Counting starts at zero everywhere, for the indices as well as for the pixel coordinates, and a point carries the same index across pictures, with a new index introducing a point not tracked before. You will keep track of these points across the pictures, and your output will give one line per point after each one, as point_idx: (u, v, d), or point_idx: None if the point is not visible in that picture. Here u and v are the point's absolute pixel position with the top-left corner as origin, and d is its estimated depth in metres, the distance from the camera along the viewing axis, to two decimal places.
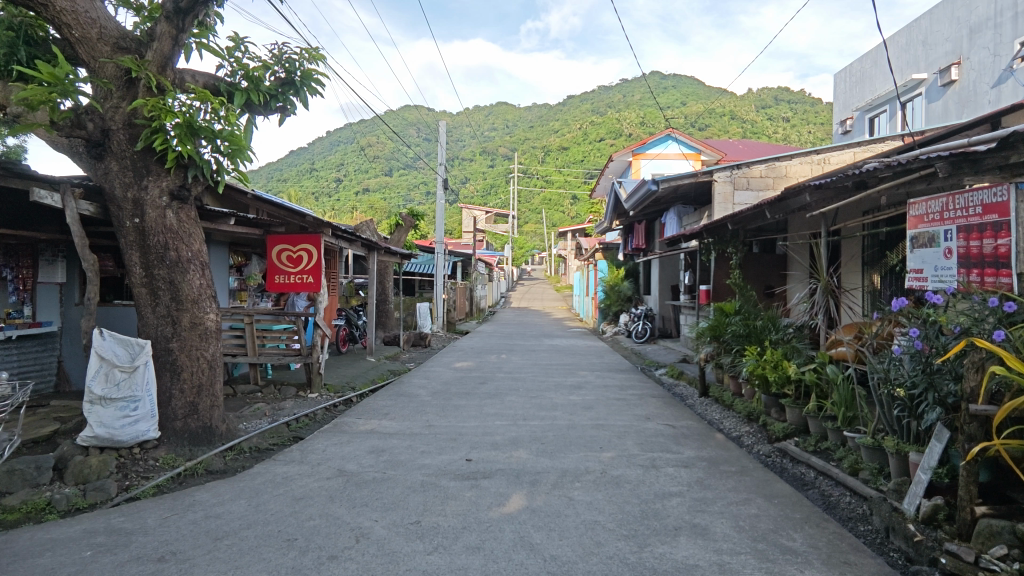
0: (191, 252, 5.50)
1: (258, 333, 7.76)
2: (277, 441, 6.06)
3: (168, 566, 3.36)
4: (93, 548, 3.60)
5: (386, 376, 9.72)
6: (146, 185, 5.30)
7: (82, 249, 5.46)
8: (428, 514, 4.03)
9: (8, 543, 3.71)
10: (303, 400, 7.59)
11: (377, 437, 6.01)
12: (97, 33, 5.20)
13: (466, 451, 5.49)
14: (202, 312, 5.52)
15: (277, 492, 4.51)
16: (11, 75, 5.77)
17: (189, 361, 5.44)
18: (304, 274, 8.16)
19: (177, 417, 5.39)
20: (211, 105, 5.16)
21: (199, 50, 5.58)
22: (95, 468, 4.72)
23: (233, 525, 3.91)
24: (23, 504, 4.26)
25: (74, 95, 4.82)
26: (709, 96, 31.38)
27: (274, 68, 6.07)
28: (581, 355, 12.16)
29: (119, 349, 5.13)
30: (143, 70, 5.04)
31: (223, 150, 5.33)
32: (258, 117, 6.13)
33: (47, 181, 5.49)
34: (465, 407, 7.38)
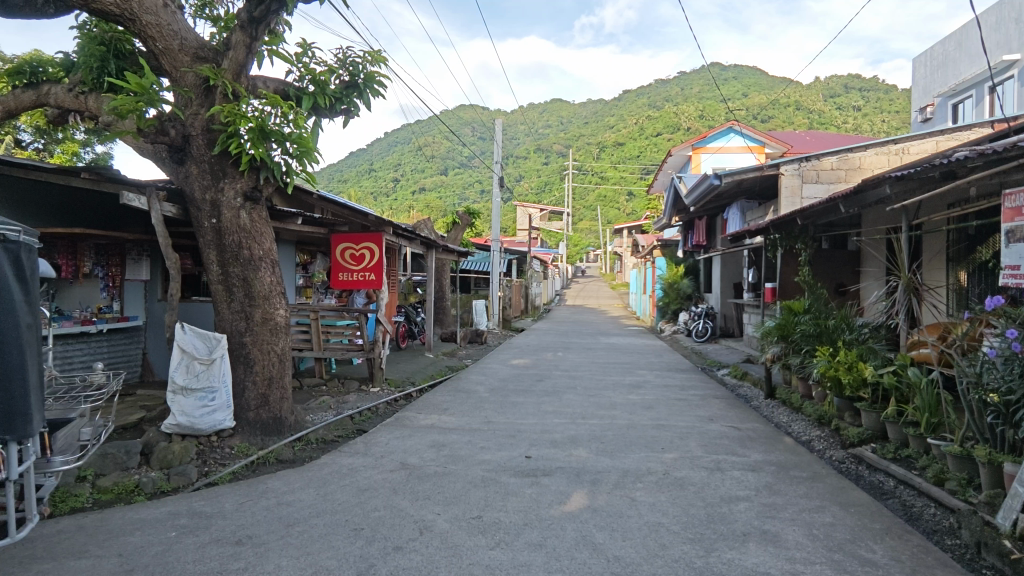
0: (263, 250, 5.75)
1: (323, 329, 8.04)
2: (342, 434, 6.25)
3: (245, 549, 3.53)
4: (177, 529, 3.83)
5: (444, 373, 9.87)
6: (222, 187, 5.58)
7: (165, 248, 5.80)
8: (489, 509, 4.06)
9: (104, 521, 3.99)
10: (366, 394, 7.80)
11: (437, 432, 6.11)
12: (179, 44, 5.51)
13: (526, 448, 5.50)
14: (273, 308, 5.77)
15: (344, 483, 4.65)
16: (102, 87, 6.20)
17: (262, 354, 5.69)
18: (366, 271, 8.37)
19: (250, 408, 5.65)
20: (281, 109, 5.37)
21: (270, 57, 5.81)
22: (177, 454, 5.02)
23: (303, 513, 4.06)
24: (114, 485, 4.57)
25: (158, 103, 5.13)
26: (772, 86, 30.17)
27: (339, 72, 6.27)
28: (639, 354, 11.96)
29: (199, 343, 5.44)
30: (220, 78, 5.31)
31: (292, 152, 5.54)
32: (324, 119, 6.33)
33: (135, 186, 5.85)
34: (523, 404, 7.40)
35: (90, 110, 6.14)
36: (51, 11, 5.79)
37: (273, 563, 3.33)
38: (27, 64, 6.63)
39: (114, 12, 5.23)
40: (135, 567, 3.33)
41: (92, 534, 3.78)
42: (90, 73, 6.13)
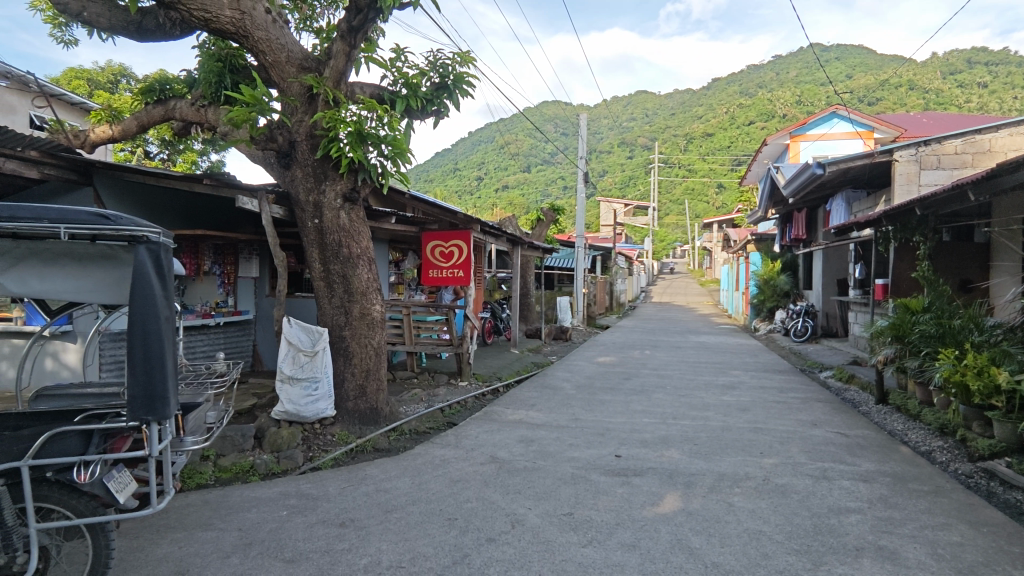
0: (360, 248, 6.05)
1: (415, 324, 8.35)
2: (433, 426, 6.46)
3: (348, 532, 3.72)
4: (288, 509, 4.11)
5: (530, 368, 9.94)
6: (324, 188, 5.90)
7: (274, 247, 6.23)
8: (580, 506, 4.04)
9: (224, 498, 4.35)
10: (455, 388, 8.01)
11: (526, 427, 6.16)
12: (286, 57, 5.91)
13: (615, 447, 5.42)
14: (370, 304, 6.05)
15: (437, 473, 4.79)
16: (220, 99, 6.77)
17: (360, 347, 5.99)
18: (454, 268, 8.60)
19: (349, 398, 5.97)
20: (377, 113, 5.60)
21: (367, 63, 6.08)
22: (286, 438, 5.38)
23: (400, 500, 4.23)
24: (232, 465, 4.97)
25: (268, 112, 5.51)
26: (881, 65, 27.81)
27: (430, 75, 6.47)
28: (732, 354, 11.42)
29: (303, 335, 5.77)
30: (321, 86, 5.63)
31: (387, 154, 5.77)
32: (416, 121, 6.55)
33: (248, 190, 6.31)
34: (611, 402, 7.29)
35: (209, 122, 6.72)
36: (176, 32, 6.40)
37: (374, 547, 3.49)
38: (156, 83, 7.36)
39: (229, 30, 5.64)
40: (252, 541, 3.61)
41: (215, 509, 4.13)
42: (210, 87, 6.71)
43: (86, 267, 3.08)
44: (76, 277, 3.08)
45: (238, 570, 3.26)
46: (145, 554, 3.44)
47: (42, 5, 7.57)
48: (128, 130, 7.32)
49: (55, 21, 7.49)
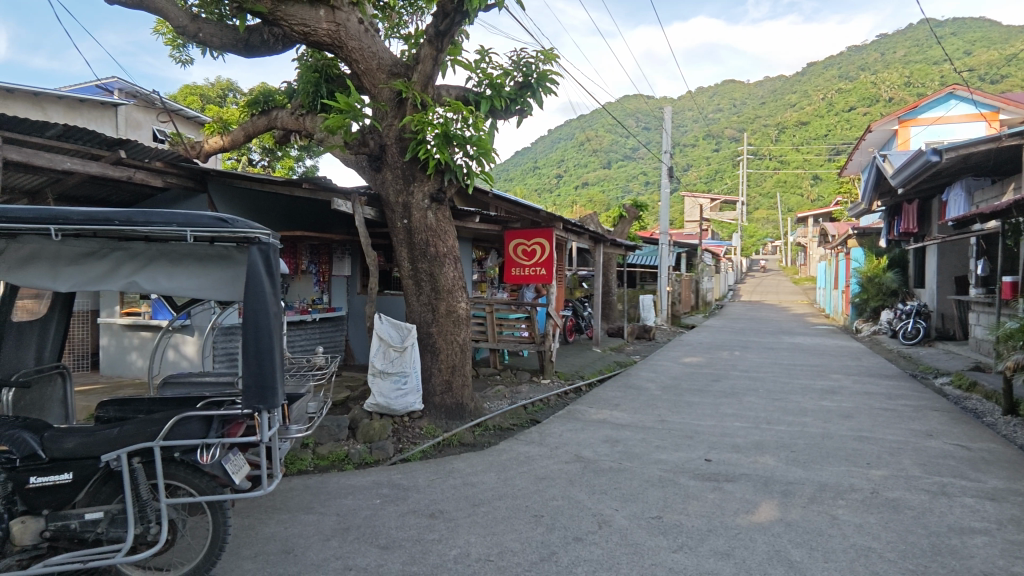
0: (446, 247, 6.22)
1: (497, 322, 8.44)
2: (517, 422, 6.52)
3: (438, 522, 3.83)
4: (381, 498, 4.29)
5: (613, 368, 9.81)
6: (413, 190, 6.10)
7: (366, 247, 6.51)
8: (669, 510, 3.93)
9: (323, 484, 4.61)
10: (537, 385, 8.04)
11: (610, 427, 6.08)
12: (376, 64, 6.15)
13: (705, 450, 5.23)
14: (456, 301, 6.19)
15: (522, 470, 4.84)
16: (316, 108, 7.17)
17: (446, 344, 6.15)
18: (537, 266, 8.55)
19: (436, 393, 6.14)
20: (463, 115, 5.73)
21: (453, 66, 6.22)
22: (377, 430, 5.60)
23: (487, 494, 4.30)
24: (330, 453, 5.25)
25: (360, 118, 5.78)
26: (1006, 39, 25.07)
27: (514, 75, 6.51)
28: (832, 356, 10.69)
29: (394, 331, 5.98)
30: (410, 90, 5.81)
31: (472, 154, 5.88)
32: (500, 121, 6.62)
33: (343, 193, 6.61)
34: (699, 404, 7.05)
35: (306, 129, 7.16)
36: (279, 47, 6.85)
37: (463, 539, 3.58)
38: (260, 95, 7.91)
39: (326, 42, 6.00)
40: (350, 526, 3.80)
41: (315, 494, 4.38)
42: (308, 97, 7.10)
43: (207, 266, 3.36)
44: (198, 276, 3.36)
45: (337, 553, 3.44)
46: (255, 532, 3.70)
47: (163, 28, 8.34)
48: (237, 141, 7.99)
49: (174, 42, 8.24)
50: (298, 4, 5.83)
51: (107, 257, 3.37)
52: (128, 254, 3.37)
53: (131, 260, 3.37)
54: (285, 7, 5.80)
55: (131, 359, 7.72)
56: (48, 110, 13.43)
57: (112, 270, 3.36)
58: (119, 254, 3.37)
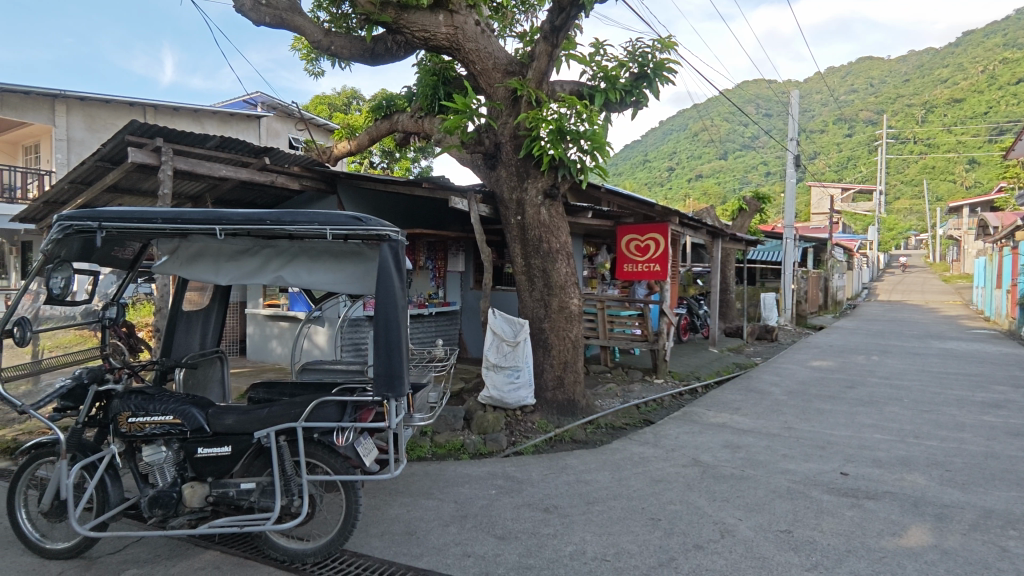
0: (559, 243, 6.23)
1: (608, 319, 8.34)
2: (630, 421, 6.38)
3: (552, 517, 3.86)
4: (496, 489, 4.39)
5: (732, 369, 9.29)
6: (526, 186, 6.15)
7: (481, 244, 6.67)
8: (800, 525, 3.65)
9: (441, 472, 4.80)
10: (650, 385, 7.82)
11: (731, 432, 5.77)
12: (492, 64, 6.27)
13: (840, 463, 4.79)
14: (568, 297, 6.19)
15: (637, 470, 4.73)
16: (434, 109, 7.46)
17: (558, 340, 6.16)
18: (651, 262, 8.30)
19: (548, 388, 6.17)
20: (577, 110, 5.68)
21: (567, 61, 6.20)
22: (491, 422, 5.70)
23: (601, 493, 4.25)
24: (447, 441, 5.43)
25: (476, 117, 5.94)
26: None
27: (629, 65, 6.36)
28: (995, 366, 9.36)
29: (507, 326, 6.05)
30: (525, 87, 5.86)
31: (586, 149, 5.82)
32: (614, 114, 6.51)
33: (459, 191, 6.82)
34: (831, 412, 6.49)
35: (426, 131, 7.50)
36: (401, 54, 7.21)
37: (578, 536, 3.56)
38: (383, 100, 8.35)
39: (444, 46, 6.22)
40: (468, 514, 3.93)
41: (434, 480, 4.57)
42: (427, 100, 7.40)
43: (341, 262, 3.61)
44: (333, 271, 3.62)
45: (457, 538, 3.57)
46: (381, 512, 3.95)
47: (299, 44, 9.11)
48: (363, 145, 8.54)
49: (308, 56, 8.97)
50: (420, 12, 6.08)
51: (258, 254, 3.74)
52: (275, 251, 3.72)
53: (277, 256, 3.71)
54: (407, 14, 6.08)
55: (273, 346, 8.53)
56: (205, 123, 15.16)
57: (262, 266, 3.72)
58: (268, 251, 3.72)
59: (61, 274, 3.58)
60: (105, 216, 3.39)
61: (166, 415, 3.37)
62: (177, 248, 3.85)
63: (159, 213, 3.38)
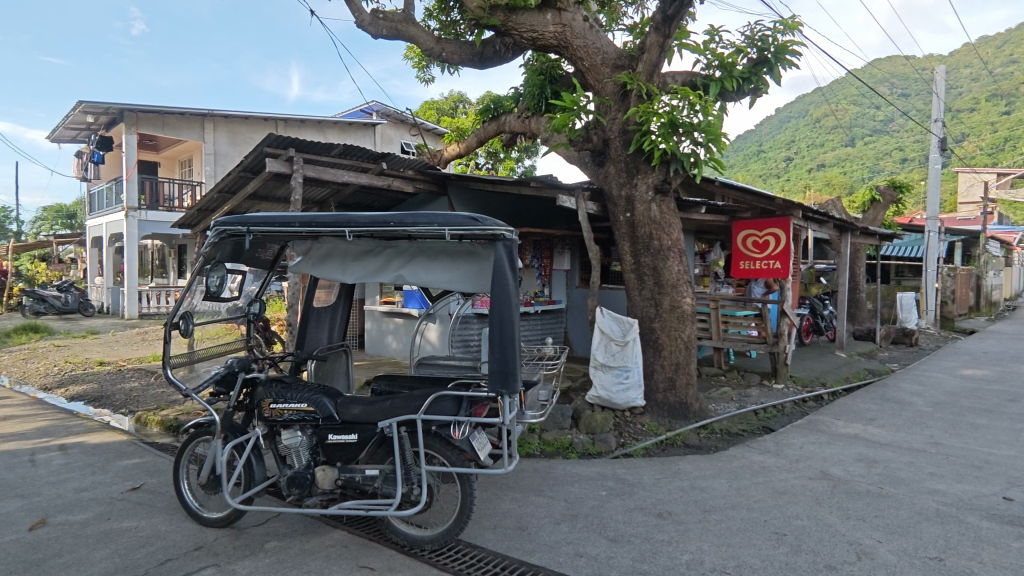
0: (671, 240, 6.03)
1: (722, 319, 7.97)
2: (747, 428, 6.02)
3: (666, 523, 3.74)
4: (607, 490, 4.33)
5: (864, 376, 8.49)
6: (636, 182, 6.01)
7: (589, 242, 6.60)
8: (954, 553, 3.25)
9: (550, 469, 4.82)
10: (769, 390, 7.34)
11: (864, 444, 5.28)
12: (601, 59, 6.18)
13: (1002, 487, 4.21)
14: (680, 296, 5.97)
15: (758, 480, 4.45)
16: (541, 109, 7.48)
17: (669, 340, 5.96)
18: (770, 259, 7.75)
19: (658, 390, 5.98)
20: (690, 101, 5.45)
21: (680, 51, 5.98)
22: (599, 422, 5.64)
23: (718, 502, 4.06)
24: (555, 439, 5.42)
25: (584, 114, 5.89)
26: None
27: (747, 51, 6.01)
28: None
29: (615, 325, 5.93)
30: (634, 81, 5.74)
31: (701, 142, 5.57)
32: (731, 103, 6.19)
33: (567, 189, 6.78)
34: (989, 428, 5.72)
35: (533, 131, 7.54)
36: (509, 55, 7.31)
37: (695, 545, 3.43)
38: (490, 103, 8.51)
39: (552, 44, 6.23)
40: (578, 514, 3.91)
41: (544, 478, 4.60)
42: (533, 100, 7.44)
43: (456, 261, 3.74)
44: (449, 270, 3.75)
45: (569, 537, 3.57)
46: (493, 506, 4.03)
47: (411, 53, 9.55)
48: (472, 147, 8.77)
49: (420, 64, 9.39)
50: (529, 12, 6.19)
51: (380, 254, 3.96)
52: (396, 251, 3.92)
53: (397, 256, 3.91)
54: (516, 16, 6.21)
55: (389, 341, 9.03)
56: (327, 133, 16.35)
57: (384, 265, 3.93)
58: (389, 251, 3.93)
59: (217, 274, 4.07)
60: (252, 222, 3.76)
61: (301, 403, 3.68)
62: (310, 249, 4.19)
63: (296, 217, 3.68)
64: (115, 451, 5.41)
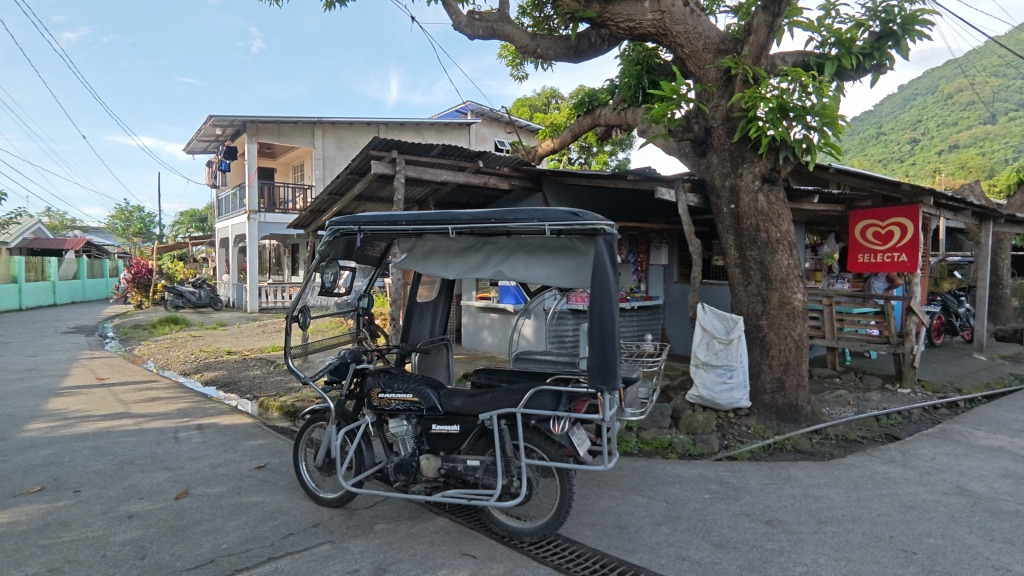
0: (780, 233, 5.68)
1: (837, 316, 7.41)
2: (868, 435, 5.54)
3: (777, 532, 3.53)
4: (710, 493, 4.16)
5: (1010, 382, 7.53)
6: (741, 172, 5.71)
7: (689, 235, 6.37)
8: None
9: (649, 469, 4.71)
10: (893, 394, 6.69)
11: (1011, 459, 4.69)
12: (703, 44, 5.93)
13: None
14: (791, 292, 5.61)
15: (881, 492, 4.09)
16: (638, 100, 7.31)
17: (778, 338, 5.62)
18: (895, 252, 7.06)
19: (765, 391, 5.65)
20: (802, 82, 5.09)
21: (791, 29, 5.60)
22: (701, 423, 5.43)
23: (835, 513, 3.77)
24: (654, 439, 5.29)
25: (684, 103, 5.67)
26: None
27: (869, 24, 5.51)
28: None
29: (718, 323, 5.67)
30: (740, 65, 5.46)
31: (814, 126, 5.18)
32: (848, 83, 5.72)
33: (666, 181, 6.57)
34: None
35: (629, 122, 7.38)
36: (605, 47, 7.18)
37: (810, 557, 3.21)
38: (585, 96, 8.42)
39: (650, 32, 6.07)
40: (680, 516, 3.79)
41: (643, 477, 4.51)
42: (630, 91, 7.28)
43: (555, 257, 3.75)
44: (548, 265, 3.76)
45: (670, 540, 3.47)
46: (592, 503, 4.01)
47: (506, 51, 9.67)
48: (567, 141, 8.71)
49: (514, 62, 9.48)
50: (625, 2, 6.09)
51: (480, 251, 4.05)
52: (495, 247, 3.99)
53: (497, 253, 3.98)
54: (612, 7, 6.13)
55: (484, 336, 9.24)
56: (425, 134, 16.95)
57: (484, 261, 4.01)
58: (489, 247, 4.02)
59: (331, 270, 4.30)
60: (363, 221, 3.98)
61: (407, 393, 3.85)
62: (415, 246, 4.37)
63: (402, 216, 3.84)
64: (243, 432, 5.96)
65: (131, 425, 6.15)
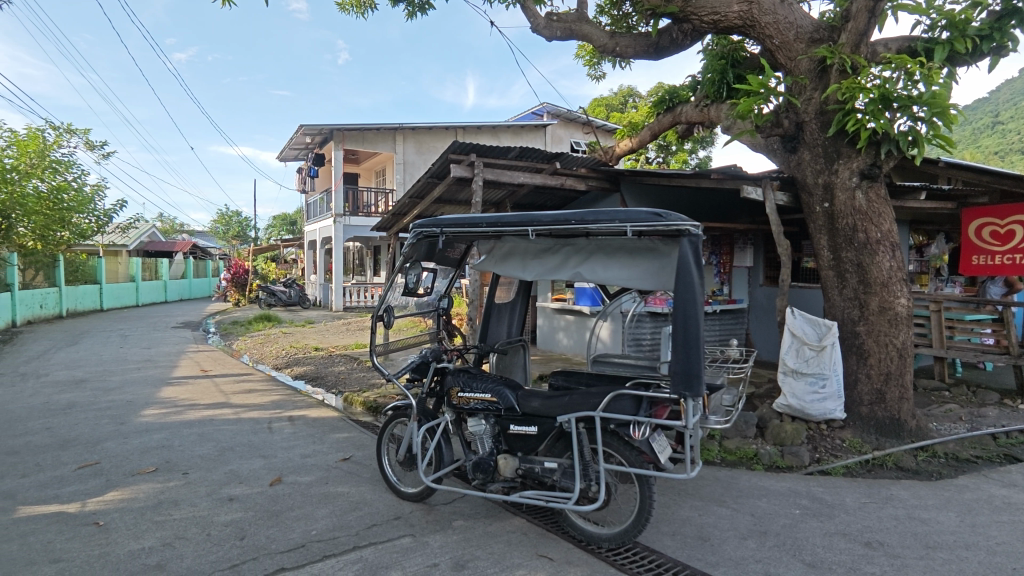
0: (881, 232, 5.27)
1: (946, 323, 6.81)
2: (983, 455, 5.03)
3: (877, 555, 3.28)
4: (801, 509, 3.93)
5: None
6: (837, 168, 5.35)
7: (777, 236, 6.05)
8: None
9: (733, 480, 4.52)
10: (1014, 411, 6.04)
11: None
12: (794, 34, 5.62)
13: None
14: (893, 296, 5.20)
15: (1000, 519, 3.70)
16: (722, 96, 7.03)
17: (878, 346, 5.22)
18: (1016, 253, 6.38)
19: (863, 403, 5.27)
20: (908, 70, 4.70)
21: (895, 13, 5.20)
22: (790, 433, 5.14)
23: (946, 538, 3.45)
24: (738, 448, 5.08)
25: (772, 97, 5.40)
26: None
27: (987, 3, 5.02)
28: None
29: (809, 328, 5.40)
30: (836, 54, 5.12)
31: (922, 117, 4.78)
32: (962, 69, 5.23)
33: (752, 179, 6.29)
34: None
35: (711, 119, 7.12)
36: (686, 42, 6.97)
37: None
38: (664, 94, 8.20)
39: (736, 25, 5.82)
40: (768, 531, 3.60)
41: (727, 488, 4.32)
42: (713, 87, 7.02)
43: (636, 258, 3.67)
44: (629, 267, 3.69)
45: (757, 555, 3.30)
46: (672, 512, 3.89)
47: (583, 51, 9.61)
48: (646, 140, 8.53)
49: (591, 61, 9.39)
50: None
51: (559, 253, 4.04)
52: (574, 249, 3.96)
53: (575, 254, 3.95)
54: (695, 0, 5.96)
55: (560, 337, 9.21)
56: (501, 137, 17.14)
57: (562, 263, 3.98)
58: (567, 249, 4.00)
59: (414, 271, 4.39)
60: (445, 223, 4.07)
61: (485, 393, 3.91)
62: (494, 248, 4.42)
63: (483, 219, 3.90)
64: (330, 425, 6.26)
65: (231, 414, 6.62)
